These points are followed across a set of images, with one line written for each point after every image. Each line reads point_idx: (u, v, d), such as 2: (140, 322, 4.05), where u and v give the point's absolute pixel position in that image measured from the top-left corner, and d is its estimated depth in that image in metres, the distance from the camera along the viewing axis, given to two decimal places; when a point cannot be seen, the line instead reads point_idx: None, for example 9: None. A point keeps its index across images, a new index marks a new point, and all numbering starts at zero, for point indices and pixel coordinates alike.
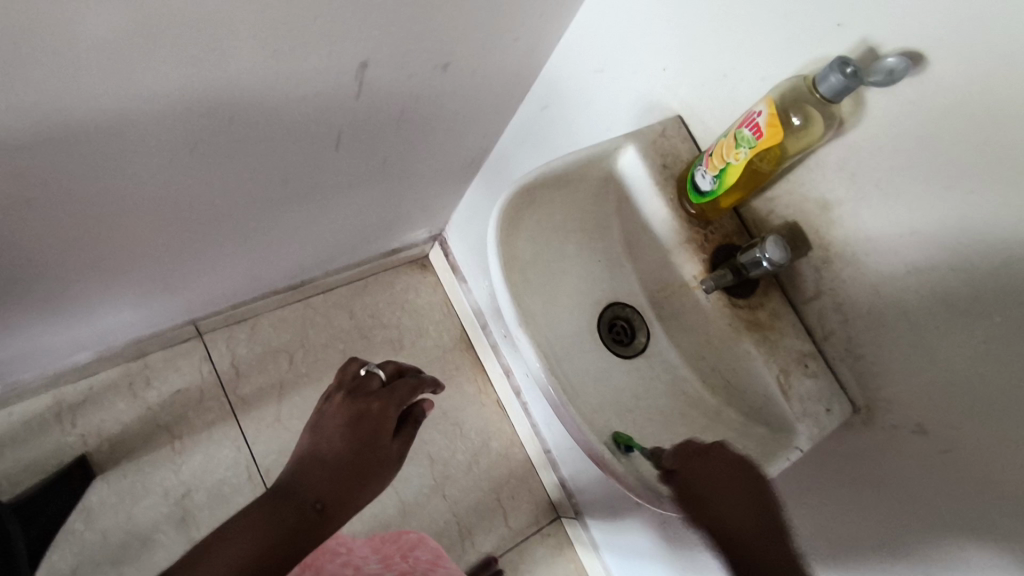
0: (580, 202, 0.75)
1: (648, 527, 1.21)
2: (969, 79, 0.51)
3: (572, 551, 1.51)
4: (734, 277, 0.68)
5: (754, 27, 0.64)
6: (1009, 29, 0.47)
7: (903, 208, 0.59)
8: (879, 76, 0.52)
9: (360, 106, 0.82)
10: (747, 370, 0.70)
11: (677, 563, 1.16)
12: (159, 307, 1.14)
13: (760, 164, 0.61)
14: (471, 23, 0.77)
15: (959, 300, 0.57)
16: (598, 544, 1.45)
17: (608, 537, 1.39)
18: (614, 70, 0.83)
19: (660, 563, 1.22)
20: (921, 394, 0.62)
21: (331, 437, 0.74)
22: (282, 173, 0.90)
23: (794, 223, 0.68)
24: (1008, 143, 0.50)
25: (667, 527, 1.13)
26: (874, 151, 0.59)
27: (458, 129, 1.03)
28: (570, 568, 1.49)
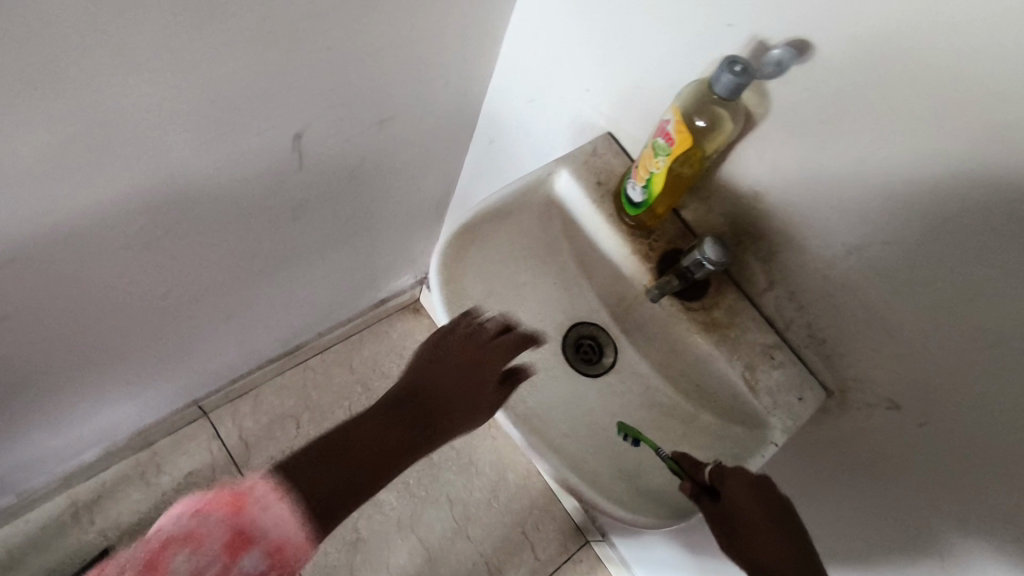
0: (525, 231, 0.77)
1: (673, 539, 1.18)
2: (856, 58, 0.51)
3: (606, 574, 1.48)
4: (682, 282, 0.68)
5: (655, 40, 0.65)
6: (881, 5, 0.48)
7: (827, 190, 0.59)
8: (768, 69, 0.53)
9: (307, 174, 0.85)
10: (713, 371, 0.70)
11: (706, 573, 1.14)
12: (157, 395, 1.17)
13: (682, 169, 0.62)
14: (396, 80, 0.80)
15: (900, 272, 0.57)
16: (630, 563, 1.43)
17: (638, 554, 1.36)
18: (545, 98, 0.85)
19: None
20: (886, 369, 0.62)
21: (449, 370, 0.72)
22: (246, 250, 0.93)
23: (733, 218, 0.68)
24: (908, 112, 0.50)
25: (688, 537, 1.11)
26: (787, 139, 0.59)
27: (414, 177, 1.05)
28: None
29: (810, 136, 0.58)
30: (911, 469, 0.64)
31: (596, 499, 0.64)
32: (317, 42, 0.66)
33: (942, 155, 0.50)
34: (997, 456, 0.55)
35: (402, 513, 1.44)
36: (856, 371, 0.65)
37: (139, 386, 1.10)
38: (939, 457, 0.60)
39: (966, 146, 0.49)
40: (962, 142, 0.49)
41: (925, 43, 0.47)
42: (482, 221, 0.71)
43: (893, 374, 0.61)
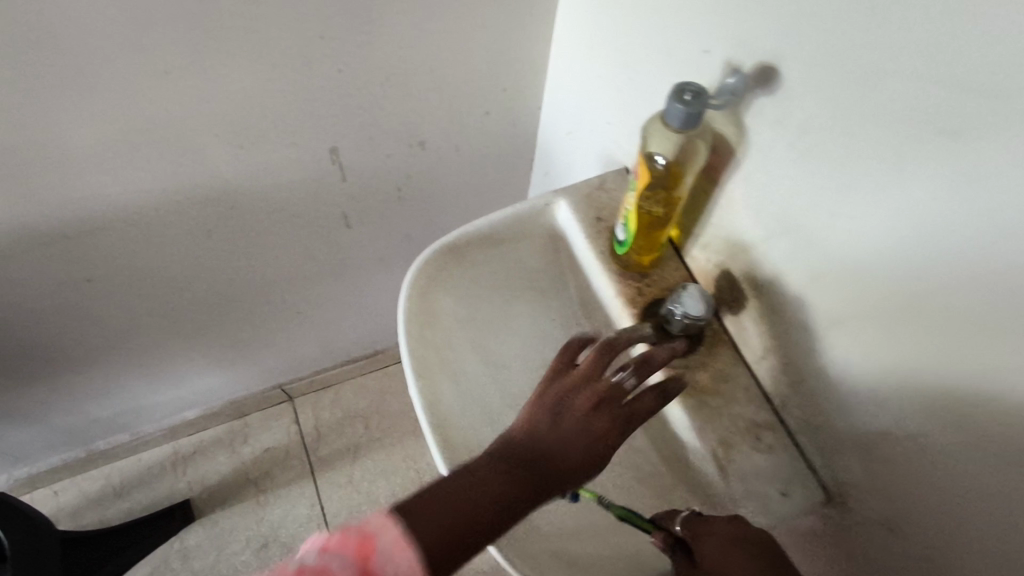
0: (523, 262, 0.74)
1: None
2: (817, 90, 0.43)
3: None
4: (659, 333, 0.61)
5: (650, 71, 0.61)
6: (830, 26, 0.41)
7: (804, 245, 0.50)
8: (721, 98, 0.48)
9: (350, 187, 0.91)
10: (686, 440, 0.60)
11: None
12: (242, 371, 1.32)
13: (653, 208, 0.56)
14: (429, 104, 0.83)
15: (886, 367, 0.47)
16: None
17: None
18: (580, 131, 0.83)
19: None
20: (880, 479, 0.50)
21: (569, 448, 0.50)
22: (305, 251, 1.01)
23: (727, 270, 0.60)
24: (871, 155, 0.42)
25: None
26: (762, 180, 0.51)
27: (472, 201, 1.08)
28: None
29: (785, 184, 0.49)
30: None
31: (503, 550, 0.57)
32: (331, 63, 0.71)
33: (918, 210, 0.40)
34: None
35: None
36: (855, 470, 0.52)
37: (225, 359, 1.24)
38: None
39: (942, 203, 0.38)
40: (935, 200, 0.39)
41: (895, 70, 0.38)
42: (469, 244, 0.71)
43: (892, 489, 0.49)
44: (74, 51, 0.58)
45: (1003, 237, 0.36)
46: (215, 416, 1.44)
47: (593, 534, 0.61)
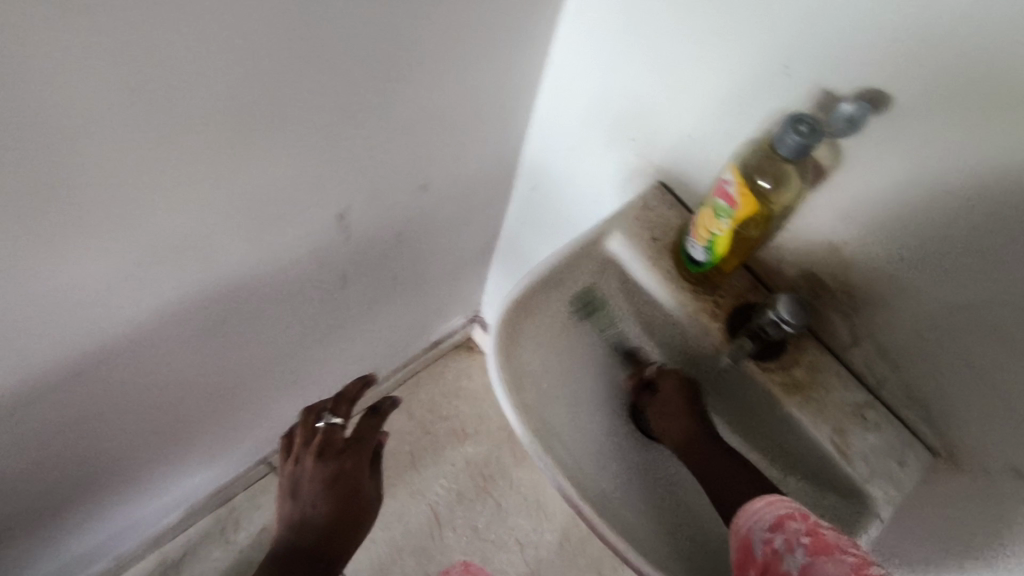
0: (580, 294, 0.73)
1: None
2: (938, 108, 0.46)
3: None
4: (754, 342, 0.63)
5: (701, 91, 0.61)
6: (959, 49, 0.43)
7: (909, 244, 0.53)
8: (836, 126, 0.48)
9: (353, 247, 0.84)
10: (797, 436, 0.64)
11: None
12: (228, 457, 1.20)
13: (747, 232, 0.58)
14: (434, 148, 0.78)
15: (1005, 340, 0.51)
16: None
17: None
18: (589, 148, 0.82)
19: None
20: (1000, 434, 0.55)
21: (314, 500, 0.94)
22: (302, 321, 0.92)
23: (806, 270, 0.63)
24: (1002, 164, 0.45)
25: None
26: (859, 189, 0.54)
27: (460, 228, 1.04)
28: None
29: (890, 192, 0.52)
30: None
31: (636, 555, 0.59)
32: (348, 130, 0.64)
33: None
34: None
35: (472, 557, 1.41)
36: (967, 431, 0.58)
37: (212, 450, 1.12)
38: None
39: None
40: None
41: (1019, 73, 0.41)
42: (532, 292, 0.69)
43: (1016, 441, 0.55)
44: (88, 185, 0.48)
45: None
46: (200, 510, 1.30)
47: None
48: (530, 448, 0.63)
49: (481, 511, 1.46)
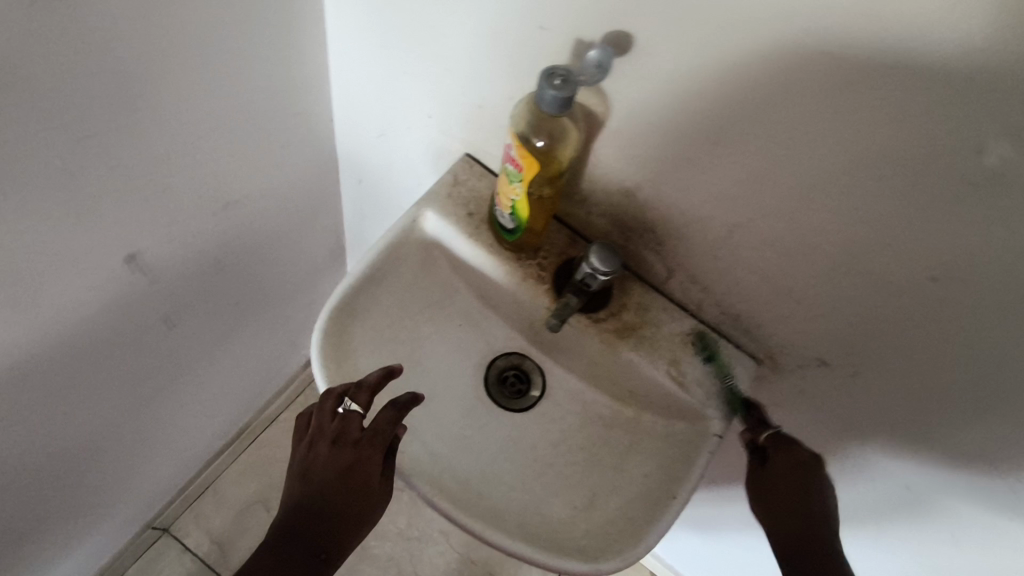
0: (411, 285, 0.70)
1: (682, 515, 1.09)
2: (673, 41, 0.45)
3: None
4: (580, 296, 0.63)
5: (473, 57, 0.59)
6: None
7: (689, 177, 0.54)
8: (588, 74, 0.48)
9: (162, 285, 0.76)
10: (638, 378, 0.66)
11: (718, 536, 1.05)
12: (99, 535, 1.08)
13: (544, 191, 0.57)
14: (223, 162, 0.71)
15: (790, 245, 0.53)
16: None
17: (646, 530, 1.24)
18: (394, 131, 0.78)
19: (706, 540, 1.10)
20: (805, 333, 0.59)
21: (324, 488, 0.58)
22: (131, 376, 0.83)
23: (614, 217, 0.64)
24: (739, 88, 0.45)
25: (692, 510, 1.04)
26: (633, 131, 0.54)
27: (294, 236, 0.97)
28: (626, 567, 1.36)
29: (658, 130, 0.52)
30: (857, 416, 0.61)
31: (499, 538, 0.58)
32: (98, 164, 0.56)
33: (796, 90, 0.42)
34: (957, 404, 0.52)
35: (399, 559, 1.38)
36: (780, 337, 0.61)
37: (74, 535, 1.01)
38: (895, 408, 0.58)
39: (816, 79, 0.41)
40: (810, 113, 0.43)
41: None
42: (355, 296, 0.65)
43: (819, 337, 0.58)
44: None
45: (883, 73, 0.39)
46: None
47: (608, 495, 0.64)
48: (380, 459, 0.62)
49: (400, 512, 1.42)
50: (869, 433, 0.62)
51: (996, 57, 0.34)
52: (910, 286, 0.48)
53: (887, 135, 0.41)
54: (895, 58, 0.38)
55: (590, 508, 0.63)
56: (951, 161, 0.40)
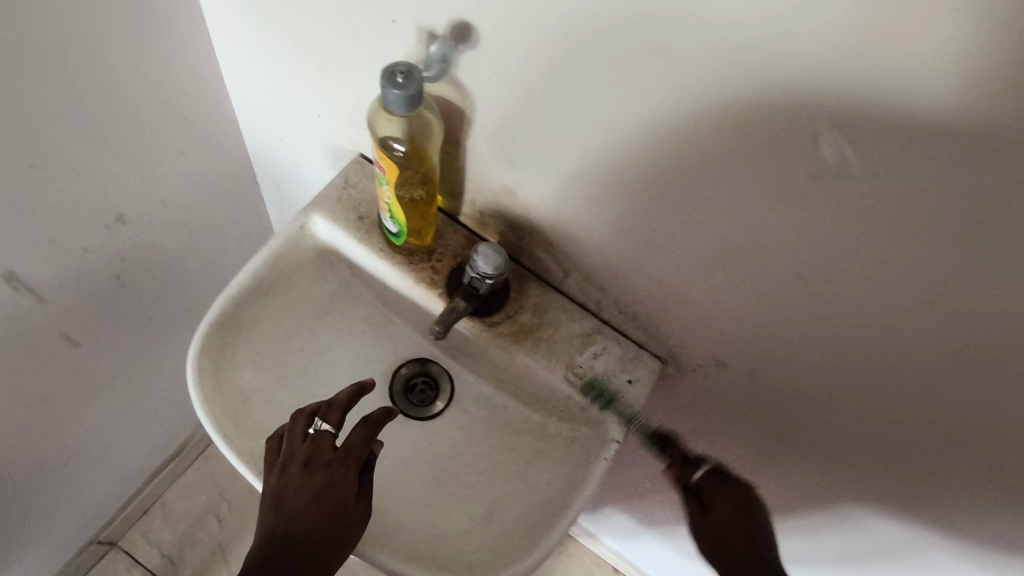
0: (304, 295, 0.67)
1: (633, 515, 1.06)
2: (514, 31, 0.43)
3: (579, 547, 1.34)
4: (470, 301, 0.60)
5: (341, 54, 0.56)
6: None
7: (560, 172, 0.51)
8: (434, 69, 0.48)
9: (55, 302, 0.73)
10: (538, 382, 0.63)
11: (672, 536, 1.02)
12: (32, 556, 1.05)
13: (414, 193, 0.54)
14: (106, 174, 0.68)
15: (664, 244, 0.50)
16: (594, 533, 1.28)
17: (604, 528, 1.21)
18: (292, 132, 0.75)
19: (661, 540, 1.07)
20: (698, 332, 0.56)
21: (299, 514, 0.54)
22: (36, 395, 0.80)
23: (503, 217, 0.61)
24: (586, 78, 0.42)
25: (639, 508, 1.01)
26: (500, 128, 0.51)
27: (211, 243, 0.94)
28: (586, 563, 1.33)
29: (521, 126, 0.49)
30: (760, 414, 0.59)
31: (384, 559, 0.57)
32: None
33: (635, 81, 0.40)
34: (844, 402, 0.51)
35: None
36: (677, 337, 0.59)
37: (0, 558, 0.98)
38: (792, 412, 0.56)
39: (652, 68, 0.39)
40: (656, 103, 0.40)
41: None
42: (238, 308, 0.63)
43: (710, 337, 0.56)
44: None
45: (712, 62, 0.36)
46: None
47: (507, 505, 0.62)
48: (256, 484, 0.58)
49: None
50: (773, 431, 0.60)
51: (816, 43, 0.32)
52: (782, 280, 0.45)
53: (734, 122, 0.38)
54: (721, 41, 0.35)
55: (491, 519, 0.61)
56: (795, 153, 0.37)
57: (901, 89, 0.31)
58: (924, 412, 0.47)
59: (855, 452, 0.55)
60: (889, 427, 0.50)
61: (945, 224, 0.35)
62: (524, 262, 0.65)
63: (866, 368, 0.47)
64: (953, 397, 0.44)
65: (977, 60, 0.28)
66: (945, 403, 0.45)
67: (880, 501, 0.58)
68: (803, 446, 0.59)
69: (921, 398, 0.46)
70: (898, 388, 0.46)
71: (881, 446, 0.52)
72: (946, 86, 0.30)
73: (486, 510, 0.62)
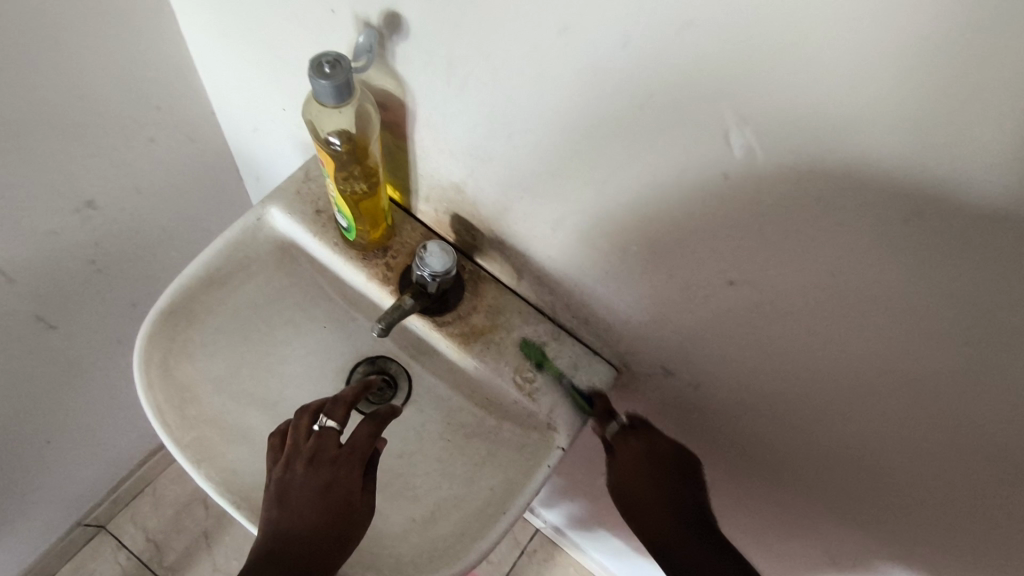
0: (260, 287, 0.67)
1: (613, 526, 1.04)
2: (439, 20, 0.42)
3: (566, 556, 1.32)
4: (419, 299, 0.59)
5: (291, 44, 0.56)
6: None
7: (502, 169, 0.50)
8: (362, 58, 0.47)
9: (26, 284, 0.74)
10: (488, 384, 0.62)
11: (652, 550, 0.99)
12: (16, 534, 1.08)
13: (356, 186, 0.53)
14: (72, 158, 0.69)
15: (604, 246, 0.49)
16: (580, 543, 1.25)
17: (588, 538, 1.19)
18: (262, 124, 0.75)
19: (642, 553, 1.04)
20: (646, 339, 0.54)
21: (304, 510, 0.54)
22: (10, 375, 0.81)
23: (456, 214, 0.60)
24: (510, 70, 0.41)
25: (616, 519, 0.99)
26: (441, 122, 0.50)
27: (193, 233, 0.94)
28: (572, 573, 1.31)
29: (460, 120, 0.48)
30: (712, 426, 0.57)
31: None
32: None
33: (555, 73, 0.39)
34: (792, 416, 0.48)
35: None
36: (627, 342, 0.57)
37: None
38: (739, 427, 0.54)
39: (569, 60, 0.38)
40: (579, 96, 0.39)
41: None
42: (191, 297, 0.62)
43: (656, 345, 0.54)
44: None
45: (622, 54, 0.35)
46: None
47: (451, 507, 0.61)
48: (190, 471, 0.58)
49: None
50: (727, 444, 0.57)
51: (716, 34, 0.31)
52: (716, 286, 0.43)
53: (654, 116, 0.37)
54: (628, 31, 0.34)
55: (433, 521, 0.60)
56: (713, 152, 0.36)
57: (799, 81, 0.30)
58: (875, 425, 0.44)
59: (806, 468, 0.52)
60: (835, 441, 0.48)
61: (864, 222, 0.33)
62: (479, 261, 0.64)
63: (806, 381, 0.45)
64: (888, 411, 0.42)
65: (871, 47, 0.27)
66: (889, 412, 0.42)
67: (836, 517, 0.54)
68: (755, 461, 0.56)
69: (864, 409, 0.43)
70: (839, 399, 0.44)
71: (832, 462, 0.50)
72: (844, 76, 0.29)
73: (429, 512, 0.61)
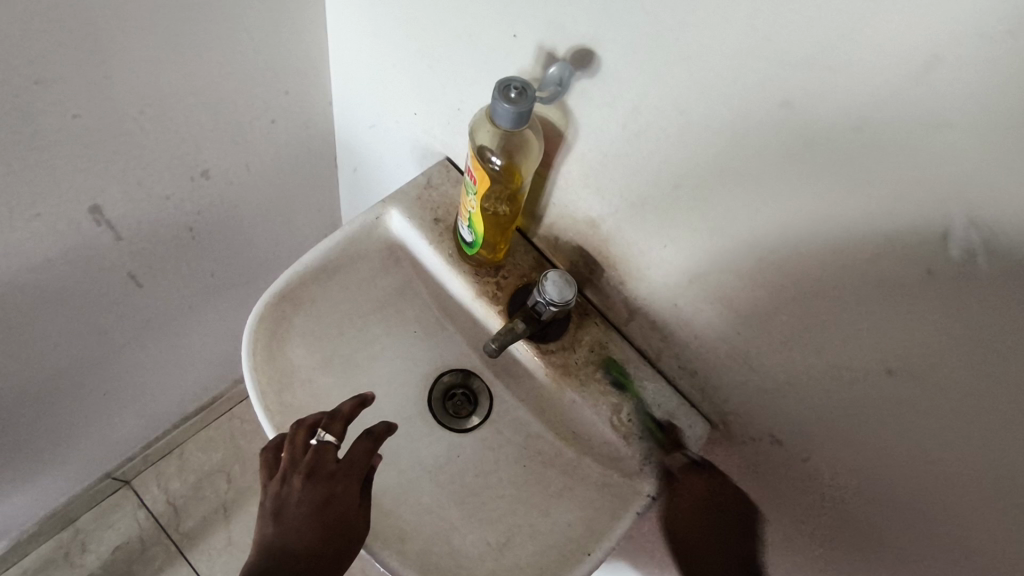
0: (365, 284, 0.67)
1: None
2: (640, 68, 0.42)
3: None
4: (531, 325, 0.59)
5: (452, 57, 0.57)
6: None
7: (652, 216, 0.50)
8: (548, 90, 0.46)
9: (130, 240, 0.75)
10: (580, 418, 0.62)
11: None
12: (52, 475, 1.08)
13: (498, 207, 0.54)
14: (200, 129, 0.70)
15: (747, 307, 0.49)
16: None
17: None
18: (383, 123, 0.76)
19: None
20: (760, 406, 0.54)
21: (300, 526, 0.53)
22: (91, 324, 0.82)
23: (579, 246, 0.60)
24: (703, 128, 0.41)
25: None
26: (600, 160, 0.50)
27: (282, 213, 0.95)
28: None
29: (623, 162, 0.49)
30: (806, 505, 0.55)
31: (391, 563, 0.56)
32: (59, 110, 0.55)
33: (756, 140, 0.39)
34: (861, 492, 0.49)
35: None
36: (734, 403, 0.56)
37: (22, 473, 1.01)
38: (789, 486, 0.56)
39: (780, 131, 0.37)
40: (775, 164, 0.39)
41: (702, 11, 0.36)
42: (302, 284, 0.63)
43: (770, 413, 0.53)
44: None
45: (846, 135, 0.35)
46: (35, 537, 1.18)
47: (525, 538, 0.60)
48: None
49: None
50: (820, 529, 0.55)
51: (971, 139, 0.30)
52: (868, 372, 0.43)
53: (857, 199, 0.37)
54: (861, 117, 0.34)
55: (507, 546, 0.60)
56: (916, 245, 0.35)
57: None
58: (904, 528, 0.48)
59: (828, 548, 0.56)
60: (883, 534, 0.50)
61: None
62: (589, 295, 0.64)
63: (919, 479, 0.44)
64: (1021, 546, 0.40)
65: None
66: (948, 530, 0.44)
67: None
68: (784, 519, 0.59)
69: (968, 527, 0.42)
70: (921, 497, 0.45)
71: (875, 546, 0.51)
72: None
73: (503, 536, 0.60)
